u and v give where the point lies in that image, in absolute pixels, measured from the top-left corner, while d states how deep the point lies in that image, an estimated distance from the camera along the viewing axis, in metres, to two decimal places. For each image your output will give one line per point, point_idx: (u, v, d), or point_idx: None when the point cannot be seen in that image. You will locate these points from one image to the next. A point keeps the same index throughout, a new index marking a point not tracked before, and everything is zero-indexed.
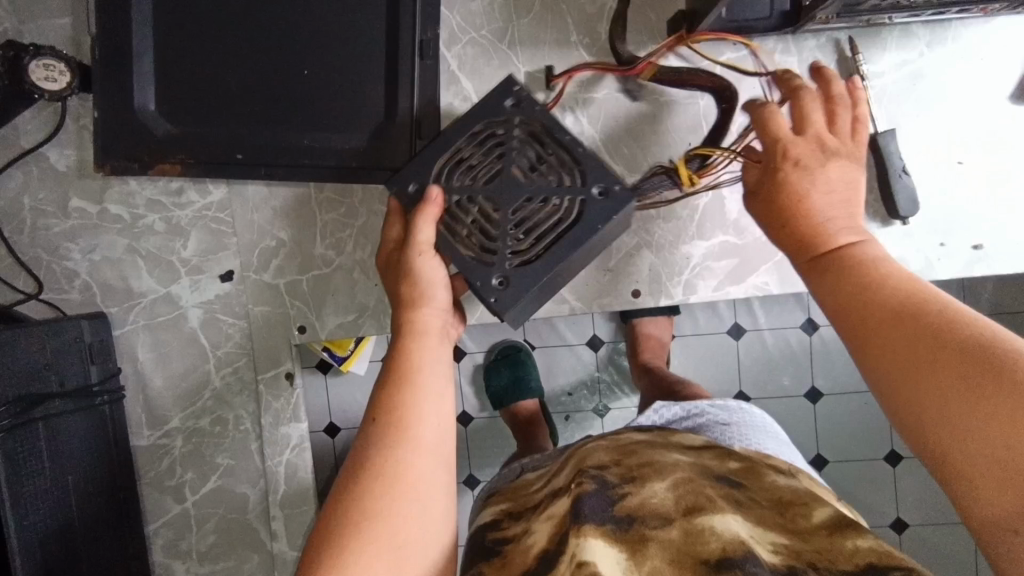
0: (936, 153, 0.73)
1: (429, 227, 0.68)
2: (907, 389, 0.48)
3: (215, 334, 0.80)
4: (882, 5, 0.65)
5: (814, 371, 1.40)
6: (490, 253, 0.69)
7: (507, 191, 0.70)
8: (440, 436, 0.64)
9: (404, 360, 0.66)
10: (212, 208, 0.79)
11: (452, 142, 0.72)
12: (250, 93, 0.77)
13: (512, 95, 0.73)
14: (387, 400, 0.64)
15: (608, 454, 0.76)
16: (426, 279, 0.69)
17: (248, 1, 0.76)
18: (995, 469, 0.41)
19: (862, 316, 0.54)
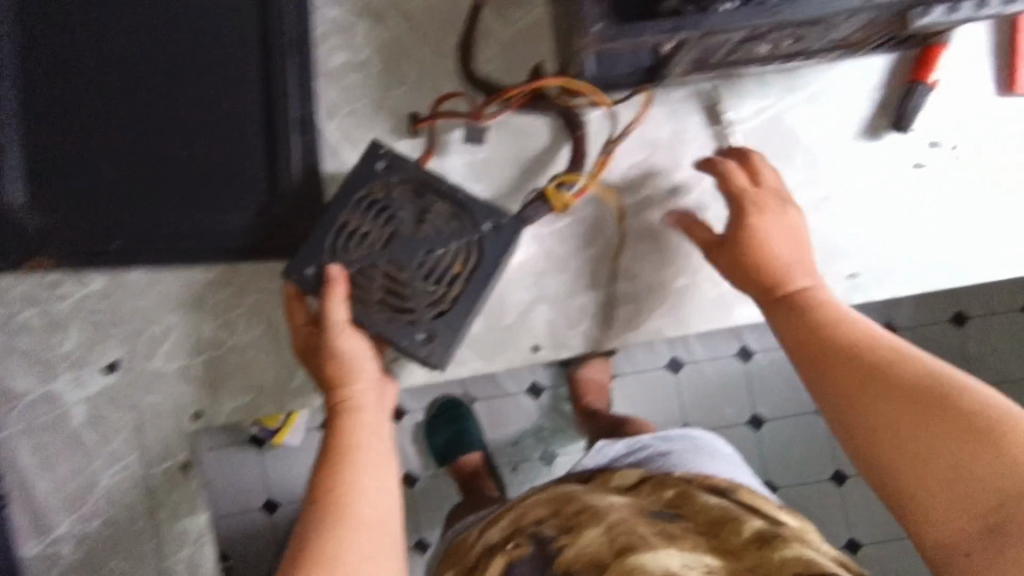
0: (807, 194, 0.75)
1: (341, 304, 0.68)
2: (867, 427, 0.53)
3: (103, 430, 0.76)
4: (728, 60, 0.68)
5: (755, 398, 1.40)
6: (410, 309, 0.70)
7: (410, 251, 0.71)
8: (383, 508, 0.62)
9: (342, 439, 0.64)
10: (91, 298, 0.75)
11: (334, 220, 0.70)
12: (124, 180, 0.74)
13: (382, 158, 0.72)
14: (327, 481, 0.62)
15: (544, 507, 0.76)
16: (352, 356, 0.67)
17: (117, 86, 0.74)
18: (952, 495, 0.48)
19: (822, 355, 0.58)
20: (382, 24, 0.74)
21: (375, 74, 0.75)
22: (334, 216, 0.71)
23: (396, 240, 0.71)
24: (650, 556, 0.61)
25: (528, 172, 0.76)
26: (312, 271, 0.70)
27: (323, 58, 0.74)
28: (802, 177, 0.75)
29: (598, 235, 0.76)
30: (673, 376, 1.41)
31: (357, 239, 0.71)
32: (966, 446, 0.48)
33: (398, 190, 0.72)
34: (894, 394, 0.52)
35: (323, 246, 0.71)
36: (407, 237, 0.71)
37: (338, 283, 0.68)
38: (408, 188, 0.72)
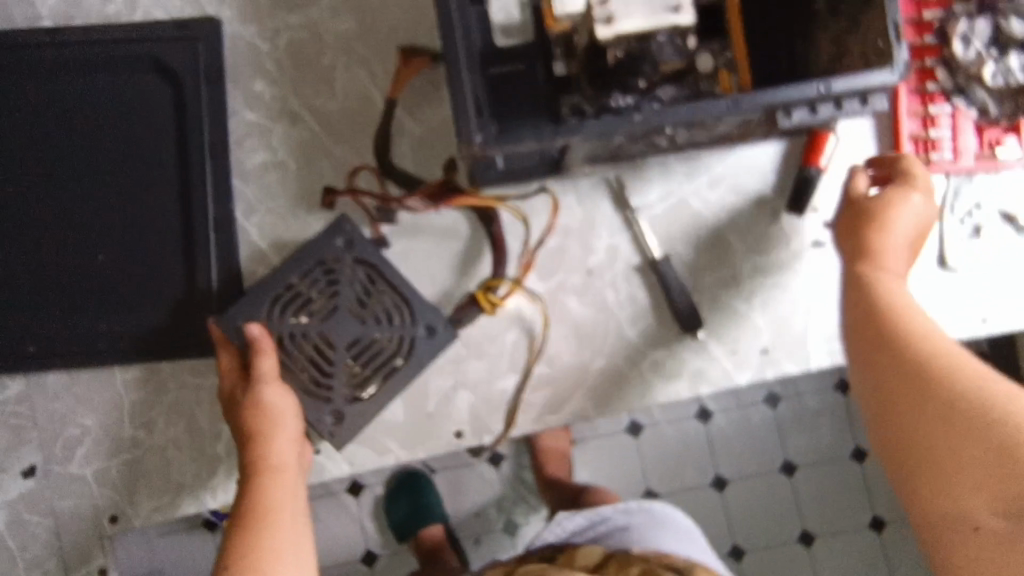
0: (714, 275, 0.78)
1: (270, 364, 0.70)
2: (910, 395, 0.50)
3: (22, 536, 0.75)
4: (623, 151, 0.72)
5: (717, 459, 1.37)
6: (328, 387, 0.73)
7: (346, 327, 0.74)
8: (301, 567, 0.61)
9: (259, 503, 0.63)
10: (9, 402, 0.75)
11: (256, 311, 0.73)
12: (45, 285, 0.75)
13: (342, 232, 0.74)
14: (241, 543, 0.60)
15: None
16: (276, 414, 0.68)
17: (37, 194, 0.76)
18: (986, 480, 0.45)
19: (887, 331, 0.55)
20: (299, 125, 0.78)
21: (293, 172, 0.77)
22: (272, 287, 0.74)
23: (334, 314, 0.74)
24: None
25: (454, 265, 0.78)
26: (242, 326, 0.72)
27: (240, 160, 0.77)
28: (707, 258, 0.78)
29: (517, 320, 0.77)
30: (633, 440, 1.36)
31: (297, 309, 0.74)
32: (999, 444, 0.45)
33: (354, 265, 0.75)
34: (938, 378, 0.50)
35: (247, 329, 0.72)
36: (343, 315, 0.74)
37: (263, 342, 0.70)
38: (359, 270, 0.75)
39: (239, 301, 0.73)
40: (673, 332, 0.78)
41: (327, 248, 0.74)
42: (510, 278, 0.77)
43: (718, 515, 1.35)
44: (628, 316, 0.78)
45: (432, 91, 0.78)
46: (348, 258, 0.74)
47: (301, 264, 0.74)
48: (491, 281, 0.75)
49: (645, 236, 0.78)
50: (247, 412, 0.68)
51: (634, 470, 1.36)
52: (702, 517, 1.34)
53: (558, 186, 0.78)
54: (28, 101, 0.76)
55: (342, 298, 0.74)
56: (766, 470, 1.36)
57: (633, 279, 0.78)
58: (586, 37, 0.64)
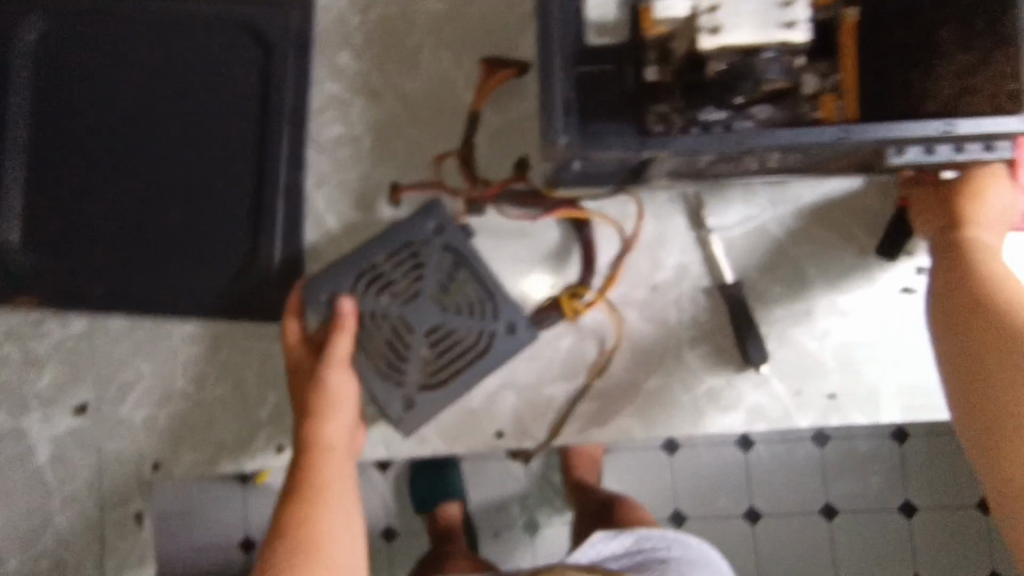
0: (787, 308, 0.73)
1: (344, 340, 0.66)
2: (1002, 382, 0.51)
3: (63, 470, 0.77)
4: (707, 171, 0.69)
5: (753, 490, 1.31)
6: (399, 371, 0.69)
7: (426, 314, 0.70)
8: (352, 549, 0.61)
9: (313, 479, 0.63)
10: (70, 339, 0.77)
11: (339, 286, 0.69)
12: (115, 233, 0.76)
13: (435, 217, 0.70)
14: (295, 518, 0.60)
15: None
16: (333, 396, 0.65)
17: (120, 140, 0.77)
18: None
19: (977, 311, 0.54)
20: (378, 102, 0.77)
21: (366, 149, 0.76)
22: (359, 262, 0.70)
23: (416, 300, 0.70)
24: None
25: (541, 264, 0.75)
26: (328, 297, 0.69)
27: (317, 131, 0.77)
28: (783, 289, 0.74)
29: (573, 328, 0.75)
30: (668, 458, 1.32)
31: (374, 284, 0.69)
32: None
33: (439, 249, 0.70)
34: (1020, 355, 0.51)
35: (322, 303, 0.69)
36: (425, 301, 0.70)
37: (348, 321, 0.67)
38: (448, 256, 0.70)
39: (325, 271, 0.69)
40: (735, 361, 0.74)
41: (415, 229, 0.70)
42: (596, 288, 0.74)
43: (746, 548, 1.30)
44: (688, 337, 0.75)
45: (517, 82, 0.76)
46: (434, 241, 0.70)
47: (385, 241, 0.70)
48: (577, 287, 0.72)
49: (720, 261, 0.74)
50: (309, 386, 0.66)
51: (665, 489, 1.31)
52: (730, 548, 1.29)
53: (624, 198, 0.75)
54: (123, 49, 0.77)
55: (427, 284, 0.70)
56: (805, 510, 1.30)
57: (699, 300, 0.75)
58: (685, 45, 0.60)
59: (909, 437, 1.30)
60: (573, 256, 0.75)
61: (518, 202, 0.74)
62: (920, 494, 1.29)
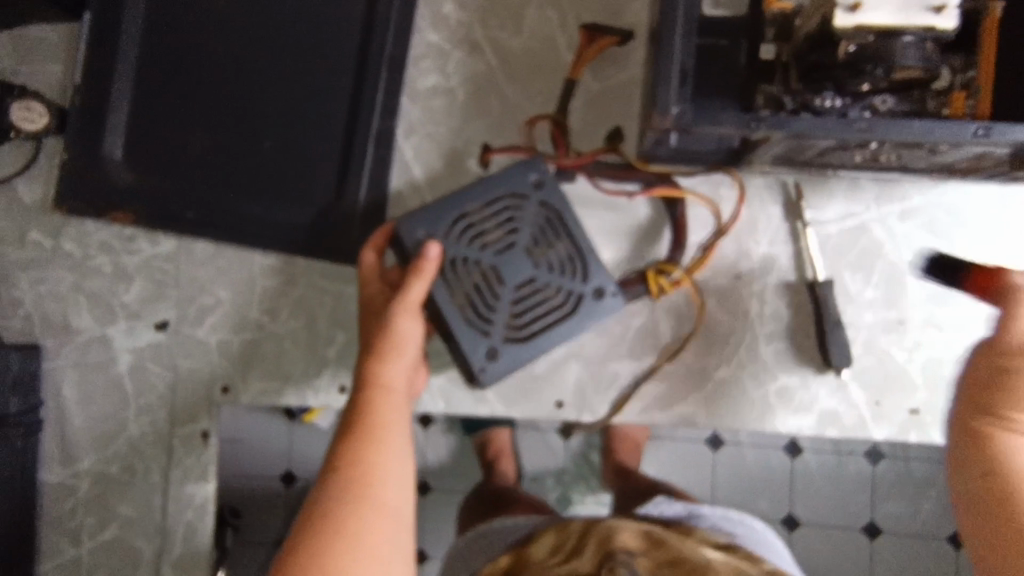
0: (877, 315, 0.70)
1: (424, 286, 0.62)
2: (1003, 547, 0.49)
3: (141, 381, 0.80)
4: (816, 159, 0.65)
5: (794, 497, 1.28)
6: (487, 321, 0.64)
7: (519, 267, 0.65)
8: (404, 496, 0.57)
9: (369, 414, 0.59)
10: (159, 258, 0.80)
11: (435, 228, 0.64)
12: (208, 159, 0.77)
13: (540, 169, 0.66)
14: (348, 453, 0.57)
15: (631, 535, 0.76)
16: (400, 335, 0.62)
17: (222, 68, 0.77)
18: None
19: (993, 459, 0.51)
20: (477, 55, 0.75)
21: (460, 102, 0.76)
22: (457, 203, 0.64)
23: (510, 251, 0.65)
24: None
25: (628, 237, 0.73)
26: (420, 236, 0.64)
27: (412, 79, 0.76)
28: (876, 293, 0.70)
29: (647, 307, 0.73)
30: (711, 454, 1.29)
31: (467, 230, 0.64)
32: None
33: (535, 205, 0.66)
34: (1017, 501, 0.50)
35: (411, 241, 0.63)
36: (520, 255, 0.65)
37: (436, 266, 0.62)
38: (544, 213, 0.66)
39: (421, 208, 0.64)
40: (813, 363, 0.71)
41: (516, 178, 0.65)
42: (684, 267, 0.71)
43: None
44: (767, 332, 0.72)
45: (621, 47, 0.73)
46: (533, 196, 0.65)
47: (481, 187, 0.65)
48: (666, 264, 0.70)
49: (809, 256, 0.70)
50: (379, 326, 0.63)
51: (704, 484, 1.28)
52: None
53: (713, 179, 0.72)
54: None
55: (524, 237, 0.65)
56: (846, 524, 1.26)
57: (784, 294, 0.71)
58: (816, 21, 0.57)
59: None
60: (659, 235, 0.72)
61: (617, 170, 0.71)
62: None
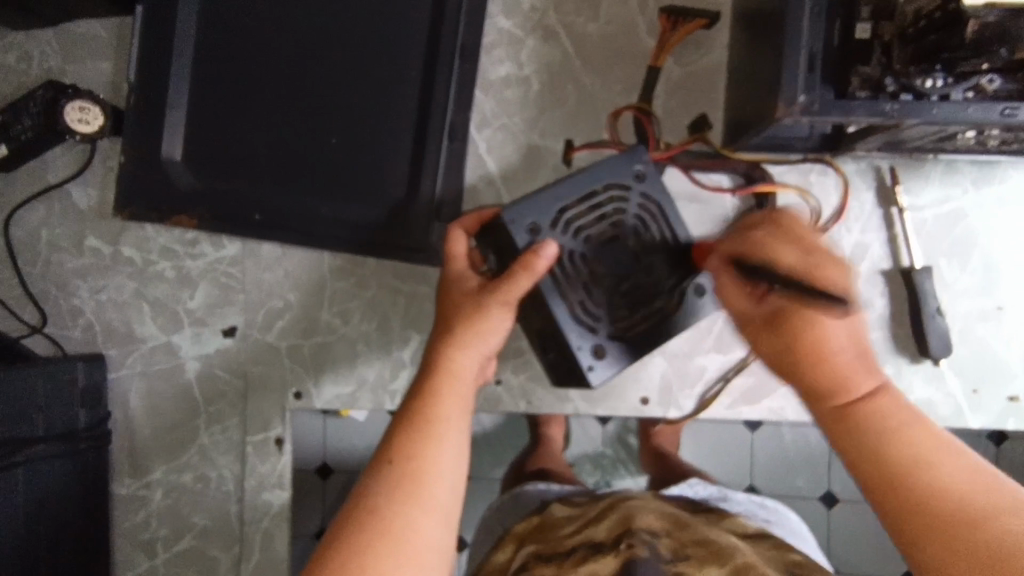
0: (973, 301, 0.68)
1: (528, 282, 0.58)
2: (921, 519, 0.44)
3: (210, 389, 0.78)
4: (926, 146, 0.63)
5: (833, 475, 1.27)
6: (594, 318, 0.62)
7: (621, 262, 0.63)
8: (457, 494, 0.52)
9: (430, 406, 0.54)
10: (224, 262, 0.78)
11: (542, 219, 0.61)
12: (273, 156, 0.74)
13: (645, 161, 0.64)
14: (404, 442, 0.52)
15: (657, 518, 0.65)
16: (487, 325, 0.59)
17: (284, 62, 0.74)
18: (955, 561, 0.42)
19: (863, 439, 0.50)
20: (551, 43, 0.73)
21: (533, 93, 0.74)
22: (563, 192, 0.62)
23: (614, 245, 0.63)
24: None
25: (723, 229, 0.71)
26: (528, 226, 0.61)
27: (485, 70, 0.74)
28: (971, 278, 0.68)
29: None
30: (750, 435, 1.27)
31: (574, 223, 0.62)
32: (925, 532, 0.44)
33: (638, 198, 0.64)
34: (900, 469, 0.47)
35: (520, 233, 0.60)
36: (625, 253, 0.63)
37: (547, 265, 0.58)
38: (646, 207, 0.64)
39: (529, 195, 0.61)
40: (908, 352, 0.69)
41: (621, 170, 0.63)
42: None
43: (819, 532, 1.27)
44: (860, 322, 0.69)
45: (707, 31, 0.71)
46: (637, 188, 0.63)
47: (590, 178, 0.62)
48: None
49: (905, 243, 0.68)
50: (465, 316, 0.59)
51: (742, 465, 1.27)
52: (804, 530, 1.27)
53: (802, 165, 0.69)
54: None
55: (629, 231, 0.63)
56: None
57: (877, 282, 0.69)
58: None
59: (1010, 440, 1.20)
60: None
61: (709, 161, 0.70)
62: None
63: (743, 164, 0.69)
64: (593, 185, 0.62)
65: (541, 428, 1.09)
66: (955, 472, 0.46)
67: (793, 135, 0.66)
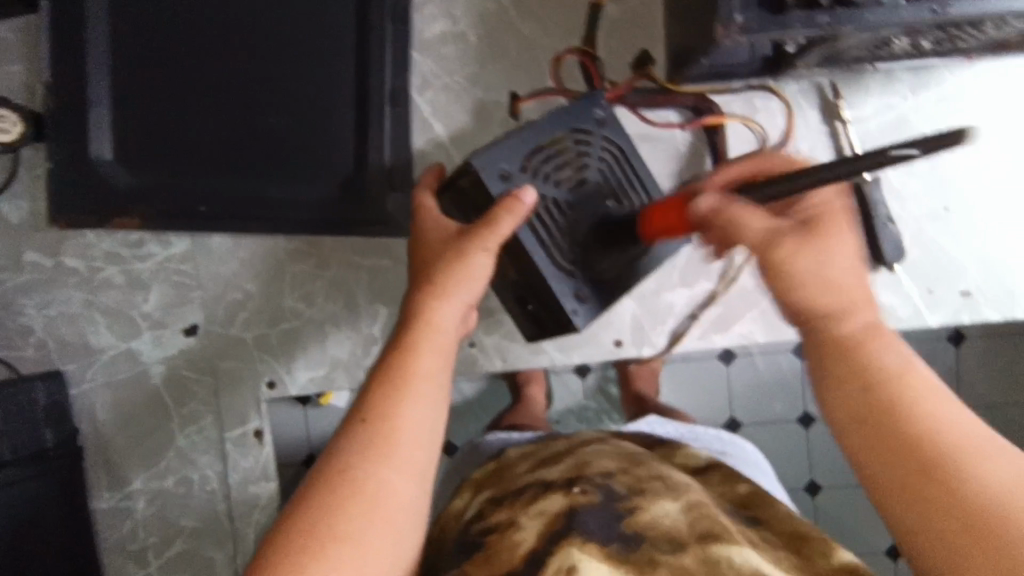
0: (921, 205, 0.70)
1: (510, 225, 0.57)
2: (905, 466, 0.45)
3: (179, 391, 0.76)
4: (864, 57, 0.63)
5: (807, 396, 1.31)
6: (571, 261, 0.62)
7: (592, 205, 0.63)
8: (430, 449, 0.52)
9: (402, 362, 0.54)
10: (174, 259, 0.75)
11: (513, 165, 0.60)
12: (209, 141, 0.71)
13: (604, 105, 0.65)
14: (379, 401, 0.51)
15: (613, 458, 0.59)
16: (467, 271, 0.57)
17: (208, 42, 0.70)
18: (957, 520, 0.41)
19: (857, 370, 0.48)
20: None
21: (471, 48, 0.72)
22: (531, 136, 0.60)
23: (584, 190, 0.63)
24: (735, 550, 0.47)
25: (679, 168, 0.72)
26: (499, 172, 0.59)
27: (419, 29, 0.72)
28: (918, 184, 0.70)
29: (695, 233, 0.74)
30: (725, 368, 1.30)
31: (543, 168, 0.61)
32: (920, 478, 0.44)
33: (602, 142, 0.64)
34: (899, 410, 0.46)
35: (493, 180, 0.59)
36: (597, 196, 0.64)
37: (529, 209, 0.58)
38: (608, 151, 0.65)
39: (498, 141, 0.60)
40: (865, 263, 0.71)
41: (585, 115, 0.63)
42: None
43: (800, 453, 1.31)
44: None
45: None
46: (601, 132, 0.64)
47: (556, 122, 0.62)
48: None
49: (853, 155, 0.70)
50: (443, 265, 0.58)
51: (720, 398, 1.31)
52: (786, 452, 1.30)
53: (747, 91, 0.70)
54: None
55: (596, 175, 0.63)
56: None
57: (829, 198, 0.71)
58: None
59: (968, 340, 1.25)
60: (699, 161, 0.72)
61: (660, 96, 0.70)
62: (974, 395, 1.28)
63: (691, 98, 0.69)
64: (559, 130, 0.62)
65: (522, 388, 1.09)
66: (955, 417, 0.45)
67: (735, 61, 0.65)
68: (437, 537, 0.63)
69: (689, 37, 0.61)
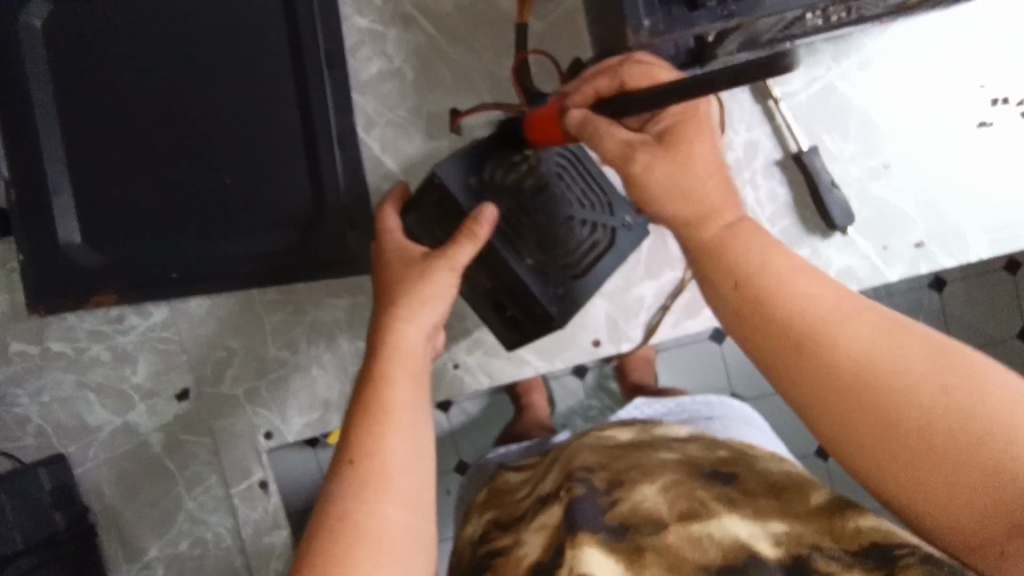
0: (863, 166, 0.73)
1: (471, 248, 0.61)
2: (790, 353, 0.46)
3: (180, 455, 0.78)
4: (779, 36, 0.66)
5: None
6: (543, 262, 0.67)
7: (557, 207, 0.68)
8: (422, 473, 0.54)
9: (377, 398, 0.55)
10: (155, 328, 0.77)
11: (473, 176, 0.63)
12: (171, 210, 0.74)
13: None
14: (362, 439, 0.53)
15: (597, 453, 0.61)
16: (435, 293, 0.61)
17: (154, 116, 0.73)
18: (853, 401, 0.43)
19: (724, 267, 0.50)
20: (413, 29, 0.74)
21: (410, 82, 0.75)
22: (490, 148, 0.64)
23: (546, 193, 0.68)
24: (715, 524, 0.49)
25: None
26: (465, 182, 0.63)
27: (357, 72, 0.75)
28: (856, 146, 0.73)
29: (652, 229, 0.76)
30: (719, 348, 1.32)
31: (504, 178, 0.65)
32: (810, 368, 0.45)
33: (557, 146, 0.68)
34: (776, 297, 0.47)
35: (460, 189, 0.63)
36: (553, 193, 0.69)
37: (489, 228, 0.61)
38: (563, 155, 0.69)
39: (459, 152, 0.63)
40: (819, 229, 0.73)
41: None
42: None
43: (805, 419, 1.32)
44: (768, 214, 0.73)
45: None
46: None
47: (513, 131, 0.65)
48: None
49: (788, 128, 0.73)
50: (409, 296, 0.60)
51: (719, 378, 1.32)
52: (791, 421, 1.32)
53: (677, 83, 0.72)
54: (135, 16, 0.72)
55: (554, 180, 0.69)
56: None
57: (774, 173, 0.73)
58: None
59: (947, 284, 1.27)
60: None
61: None
62: (964, 338, 1.30)
63: None
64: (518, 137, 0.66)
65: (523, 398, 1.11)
66: (821, 289, 0.47)
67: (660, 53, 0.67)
68: (456, 566, 0.64)
69: (609, 41, 0.64)
